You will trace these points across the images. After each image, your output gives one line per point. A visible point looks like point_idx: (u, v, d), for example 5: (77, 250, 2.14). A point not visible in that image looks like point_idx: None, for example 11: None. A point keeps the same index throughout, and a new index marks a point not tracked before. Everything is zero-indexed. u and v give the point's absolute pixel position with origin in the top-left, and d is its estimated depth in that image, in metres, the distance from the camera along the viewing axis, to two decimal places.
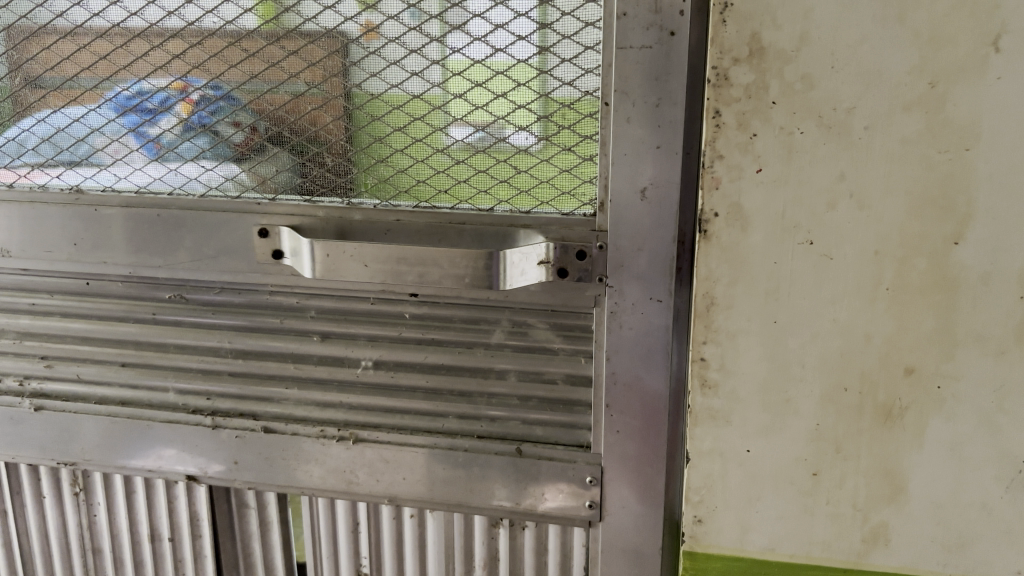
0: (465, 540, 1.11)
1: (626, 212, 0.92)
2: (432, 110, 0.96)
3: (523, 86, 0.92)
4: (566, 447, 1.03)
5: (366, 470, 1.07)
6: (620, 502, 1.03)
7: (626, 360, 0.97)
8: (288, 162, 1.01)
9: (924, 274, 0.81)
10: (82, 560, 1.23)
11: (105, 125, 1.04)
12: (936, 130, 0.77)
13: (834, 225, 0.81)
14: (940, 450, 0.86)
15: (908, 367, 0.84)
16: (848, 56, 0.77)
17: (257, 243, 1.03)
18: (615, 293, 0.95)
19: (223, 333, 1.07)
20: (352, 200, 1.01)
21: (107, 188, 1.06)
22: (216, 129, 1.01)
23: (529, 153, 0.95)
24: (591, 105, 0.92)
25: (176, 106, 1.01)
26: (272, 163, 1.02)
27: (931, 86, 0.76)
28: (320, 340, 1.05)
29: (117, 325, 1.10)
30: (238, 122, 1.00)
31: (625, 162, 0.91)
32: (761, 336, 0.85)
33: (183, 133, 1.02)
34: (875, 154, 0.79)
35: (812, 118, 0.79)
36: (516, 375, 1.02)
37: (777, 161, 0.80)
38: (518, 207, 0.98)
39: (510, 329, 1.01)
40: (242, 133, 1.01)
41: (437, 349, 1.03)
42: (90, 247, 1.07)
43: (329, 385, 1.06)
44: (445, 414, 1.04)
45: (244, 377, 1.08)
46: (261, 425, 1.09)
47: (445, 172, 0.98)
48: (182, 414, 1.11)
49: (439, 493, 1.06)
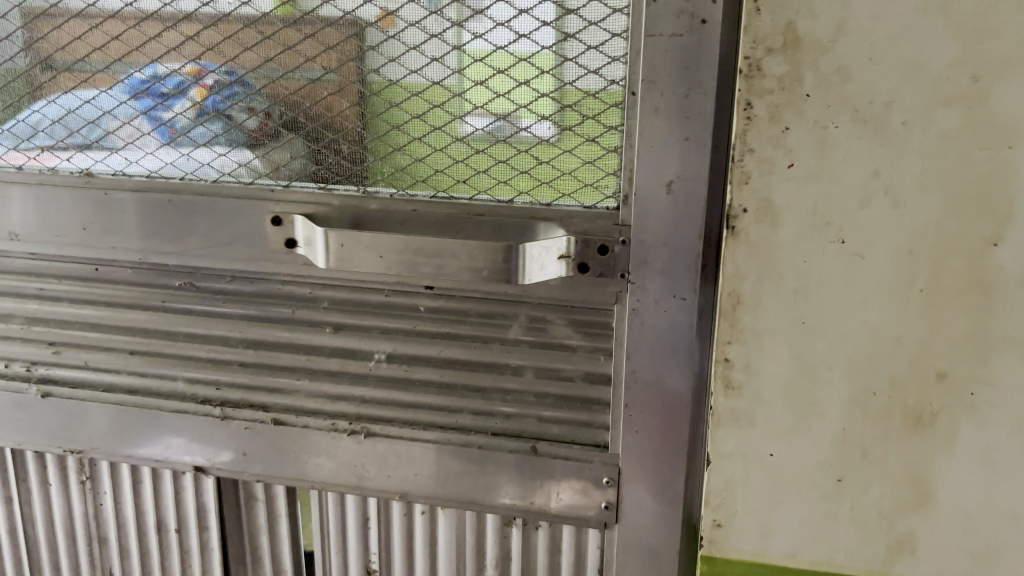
0: (477, 538, 1.08)
1: (650, 205, 0.89)
2: (452, 98, 0.93)
3: (546, 74, 0.89)
4: (582, 447, 1.00)
5: (377, 465, 1.05)
6: (637, 504, 1.00)
7: (646, 358, 0.94)
8: (303, 149, 0.98)
9: (960, 275, 0.78)
10: (87, 550, 1.21)
11: (116, 108, 1.01)
12: (977, 127, 0.74)
13: (867, 223, 0.78)
14: (970, 457, 0.82)
15: (940, 372, 0.81)
16: (887, 48, 0.74)
17: (269, 231, 1.00)
18: (636, 289, 0.92)
19: (234, 322, 1.05)
20: (367, 188, 0.98)
21: (117, 171, 1.04)
22: (236, 117, 0.99)
23: (550, 144, 0.92)
24: (616, 95, 0.89)
25: (194, 91, 0.98)
26: (287, 151, 0.99)
27: (973, 80, 0.73)
28: (332, 331, 1.02)
29: (126, 312, 1.07)
30: (257, 108, 0.98)
31: (651, 154, 0.88)
32: (788, 336, 0.83)
33: (202, 120, 1.00)
34: (912, 150, 0.75)
35: (847, 112, 0.76)
36: (533, 372, 0.99)
37: (810, 156, 0.78)
38: (539, 199, 0.95)
39: (528, 324, 0.98)
40: (259, 118, 0.98)
41: (452, 343, 1.00)
42: (99, 231, 1.04)
43: (341, 378, 1.04)
44: (459, 410, 1.02)
45: (254, 367, 1.06)
46: (270, 417, 1.06)
47: (463, 162, 0.95)
48: (191, 405, 1.08)
49: (451, 490, 1.04)
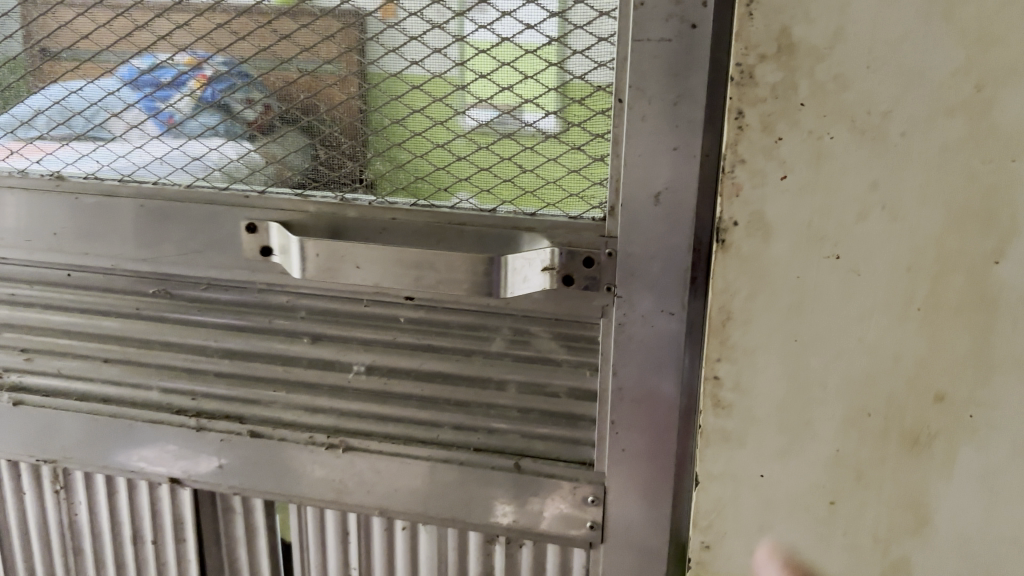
0: (459, 556, 1.05)
1: (638, 217, 0.86)
2: (433, 102, 0.89)
3: (531, 79, 0.85)
4: (567, 464, 0.97)
5: (356, 480, 1.02)
6: (623, 523, 0.97)
7: (633, 373, 0.91)
8: (300, 146, 0.94)
9: (960, 293, 0.74)
10: (62, 560, 1.18)
11: (85, 108, 0.98)
12: (981, 139, 0.70)
13: (864, 238, 0.74)
14: (970, 480, 0.79)
15: (939, 393, 0.77)
16: (887, 56, 0.70)
17: (244, 239, 0.97)
18: (623, 303, 0.89)
19: (210, 331, 1.02)
20: (345, 195, 0.95)
21: (87, 175, 1.00)
22: (238, 112, 0.94)
23: (534, 152, 0.88)
24: (604, 101, 0.85)
25: (193, 83, 0.94)
26: (283, 145, 0.95)
27: (977, 90, 0.69)
28: (310, 342, 0.99)
29: (99, 319, 1.04)
30: (256, 102, 0.93)
31: (638, 164, 0.84)
32: (780, 355, 0.79)
33: (201, 117, 0.95)
34: (912, 162, 0.72)
35: (844, 122, 0.72)
36: (517, 386, 0.96)
37: (804, 167, 0.74)
38: (522, 208, 0.91)
39: (511, 337, 0.95)
40: (258, 110, 0.93)
41: (433, 356, 0.97)
42: (71, 236, 1.01)
43: (319, 390, 1.00)
44: (440, 424, 0.99)
45: (231, 378, 1.03)
46: (246, 429, 1.03)
47: (445, 168, 0.92)
48: (166, 415, 1.05)
49: (432, 507, 1.01)
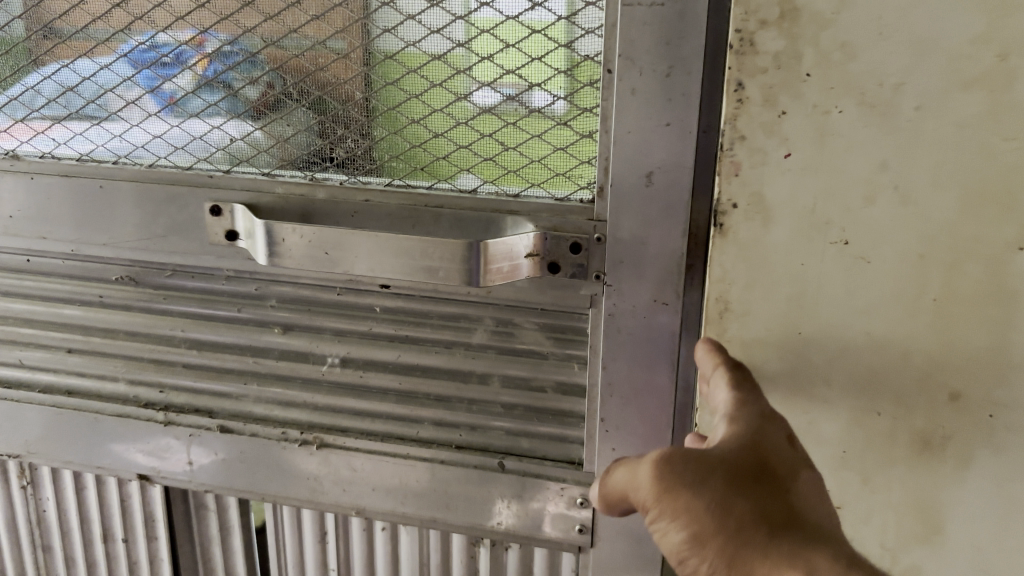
0: (442, 558, 1.00)
1: (627, 198, 0.79)
2: (408, 75, 0.82)
3: (513, 48, 0.78)
4: (554, 464, 0.90)
5: (332, 478, 0.96)
6: (613, 529, 0.91)
7: (623, 368, 0.85)
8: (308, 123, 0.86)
9: (977, 285, 0.72)
10: (33, 556, 1.14)
11: (38, 83, 0.92)
12: (1000, 114, 0.68)
13: (872, 222, 0.73)
14: (985, 486, 0.78)
15: (953, 392, 0.76)
16: (899, 21, 0.68)
17: (209, 222, 0.90)
18: (612, 293, 0.82)
19: (176, 320, 0.96)
20: (316, 174, 0.89)
21: (44, 154, 0.94)
22: (242, 91, 0.87)
23: (517, 128, 0.81)
24: (592, 71, 0.78)
25: (196, 61, 0.86)
26: (291, 125, 0.87)
27: (999, 60, 0.67)
28: (281, 332, 0.93)
29: (61, 308, 0.99)
30: (261, 81, 0.86)
31: (629, 142, 0.78)
32: (784, 348, 0.79)
33: (204, 94, 0.88)
34: (926, 140, 0.70)
35: (852, 96, 0.70)
36: (500, 381, 0.89)
37: (808, 145, 0.72)
38: (505, 187, 0.85)
39: (494, 328, 0.88)
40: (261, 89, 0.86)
41: (411, 348, 0.91)
42: (29, 219, 0.96)
43: (292, 383, 0.95)
44: (420, 420, 0.93)
45: (199, 370, 0.97)
46: (216, 423, 0.98)
47: (421, 146, 0.85)
48: (133, 408, 1.00)
49: (412, 507, 0.95)
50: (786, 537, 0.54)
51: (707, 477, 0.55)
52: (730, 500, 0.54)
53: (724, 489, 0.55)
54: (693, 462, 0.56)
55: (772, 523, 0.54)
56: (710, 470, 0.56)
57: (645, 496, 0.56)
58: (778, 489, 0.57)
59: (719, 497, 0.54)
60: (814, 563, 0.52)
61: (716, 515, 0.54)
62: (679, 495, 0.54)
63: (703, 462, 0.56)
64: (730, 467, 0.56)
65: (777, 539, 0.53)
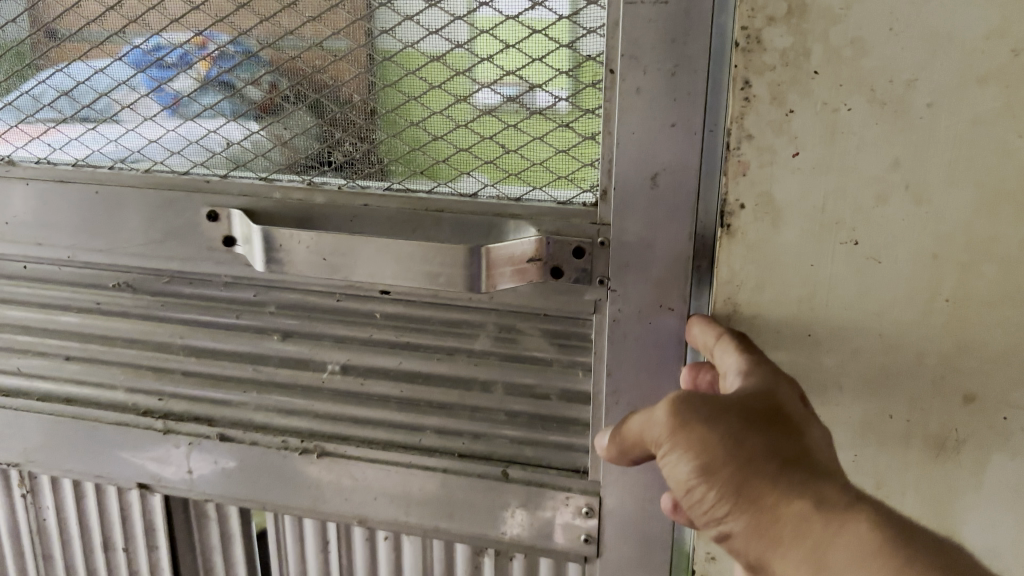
0: (447, 567, 0.98)
1: (632, 200, 0.77)
2: (407, 77, 0.80)
3: (512, 49, 0.77)
4: (559, 472, 0.89)
5: (333, 487, 0.95)
6: (622, 538, 0.89)
7: (629, 374, 0.83)
8: (308, 124, 0.85)
9: (993, 285, 0.71)
10: (34, 566, 1.13)
11: (35, 88, 0.91)
12: (1017, 110, 0.66)
13: (884, 222, 0.71)
14: (1002, 491, 0.77)
15: (968, 394, 0.75)
16: (912, 16, 0.66)
17: (206, 227, 0.89)
18: (617, 297, 0.81)
19: (174, 327, 0.95)
20: (315, 179, 0.87)
21: (40, 159, 0.93)
22: (240, 93, 0.85)
23: (517, 130, 0.80)
24: (593, 71, 0.76)
25: (195, 63, 0.85)
26: (293, 127, 0.85)
27: (1014, 55, 0.65)
28: (281, 339, 0.92)
29: (58, 315, 0.97)
30: (264, 82, 0.84)
31: (633, 143, 0.76)
32: (795, 353, 0.78)
33: (202, 96, 0.86)
34: (940, 137, 0.68)
35: (862, 93, 0.68)
36: (503, 388, 0.88)
37: (817, 143, 0.71)
38: (506, 191, 0.83)
39: (497, 334, 0.87)
40: (263, 91, 0.84)
41: (412, 354, 0.89)
42: (24, 226, 0.94)
43: (292, 390, 0.93)
44: (422, 428, 0.91)
45: (198, 378, 0.96)
46: (216, 432, 0.97)
47: (420, 149, 0.83)
48: (132, 416, 0.98)
49: (414, 516, 0.94)
50: (799, 472, 0.53)
51: (722, 415, 0.55)
52: (746, 433, 0.54)
53: (738, 426, 0.55)
54: (709, 402, 0.56)
55: (784, 458, 0.54)
56: (725, 409, 0.56)
57: (658, 434, 0.57)
58: (794, 429, 0.57)
59: (731, 432, 0.54)
60: (827, 494, 0.52)
61: (729, 445, 0.54)
62: (690, 428, 0.54)
63: (718, 403, 0.57)
64: (743, 411, 0.57)
65: (789, 471, 0.53)
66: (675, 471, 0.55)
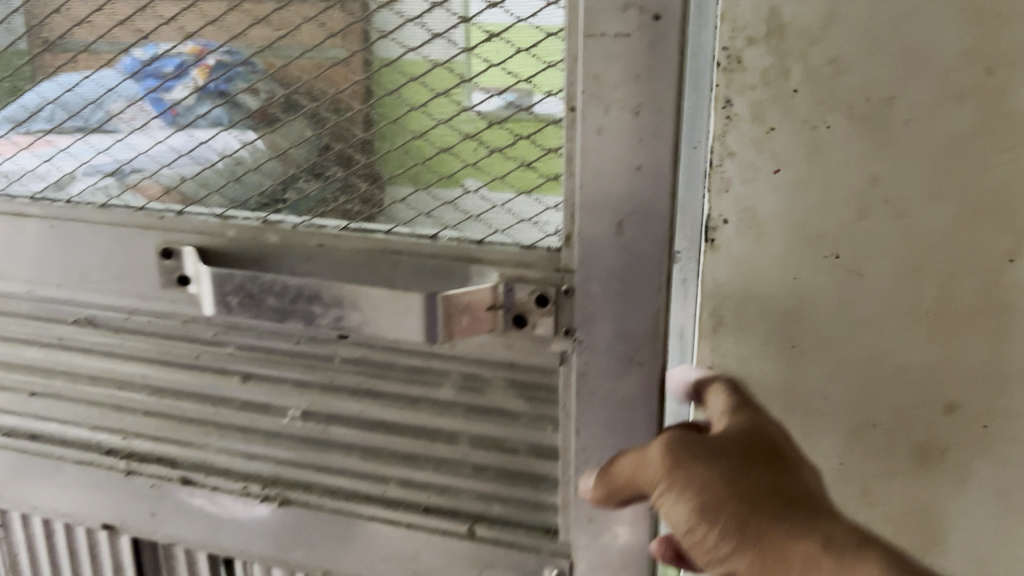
0: None
1: (596, 247, 0.80)
2: (390, 99, 0.83)
3: (469, 84, 0.80)
4: (522, 531, 0.94)
5: (313, 532, 1.02)
6: (599, 551, 0.92)
7: (601, 400, 0.86)
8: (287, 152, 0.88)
9: (972, 298, 0.73)
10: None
11: (39, 107, 0.97)
12: (993, 127, 0.68)
13: (866, 236, 0.74)
14: (985, 497, 0.79)
15: (950, 403, 0.77)
16: (888, 35, 0.68)
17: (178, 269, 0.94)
18: (582, 349, 0.84)
19: (147, 388, 1.03)
20: (275, 216, 0.91)
21: (33, 195, 0.99)
22: (233, 112, 0.89)
23: (478, 167, 0.83)
24: (551, 110, 0.79)
25: (193, 81, 0.89)
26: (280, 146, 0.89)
27: (988, 73, 0.67)
28: (242, 381, 0.98)
29: (46, 355, 1.06)
30: (261, 90, 0.87)
31: (594, 183, 0.78)
32: (780, 363, 0.80)
33: (197, 108, 0.90)
34: (918, 153, 0.70)
35: (842, 111, 0.71)
36: (468, 441, 0.92)
37: (798, 160, 0.73)
38: (467, 233, 0.86)
39: (460, 385, 0.90)
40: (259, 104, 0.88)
41: (373, 403, 0.94)
42: (12, 268, 1.02)
43: (255, 431, 1.00)
44: (386, 479, 0.97)
45: (161, 419, 1.04)
46: (178, 474, 1.06)
47: (402, 173, 0.86)
48: (98, 455, 1.09)
49: (387, 547, 0.99)
50: (795, 514, 0.63)
51: (720, 459, 0.67)
52: (744, 472, 0.66)
53: (739, 460, 0.67)
54: (710, 447, 0.68)
55: (785, 498, 0.65)
56: (722, 451, 0.68)
57: (654, 473, 0.69)
58: (785, 467, 0.68)
59: (732, 472, 0.66)
60: (829, 536, 0.62)
61: (729, 484, 0.65)
62: (691, 471, 0.66)
63: (717, 448, 0.68)
64: (744, 453, 0.68)
65: (791, 510, 0.64)
66: (676, 513, 0.66)
